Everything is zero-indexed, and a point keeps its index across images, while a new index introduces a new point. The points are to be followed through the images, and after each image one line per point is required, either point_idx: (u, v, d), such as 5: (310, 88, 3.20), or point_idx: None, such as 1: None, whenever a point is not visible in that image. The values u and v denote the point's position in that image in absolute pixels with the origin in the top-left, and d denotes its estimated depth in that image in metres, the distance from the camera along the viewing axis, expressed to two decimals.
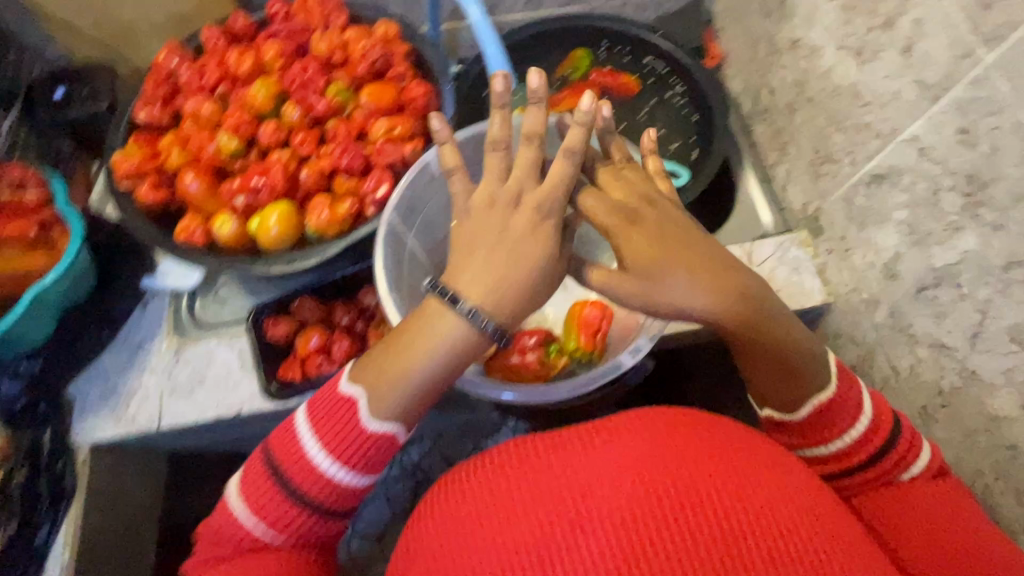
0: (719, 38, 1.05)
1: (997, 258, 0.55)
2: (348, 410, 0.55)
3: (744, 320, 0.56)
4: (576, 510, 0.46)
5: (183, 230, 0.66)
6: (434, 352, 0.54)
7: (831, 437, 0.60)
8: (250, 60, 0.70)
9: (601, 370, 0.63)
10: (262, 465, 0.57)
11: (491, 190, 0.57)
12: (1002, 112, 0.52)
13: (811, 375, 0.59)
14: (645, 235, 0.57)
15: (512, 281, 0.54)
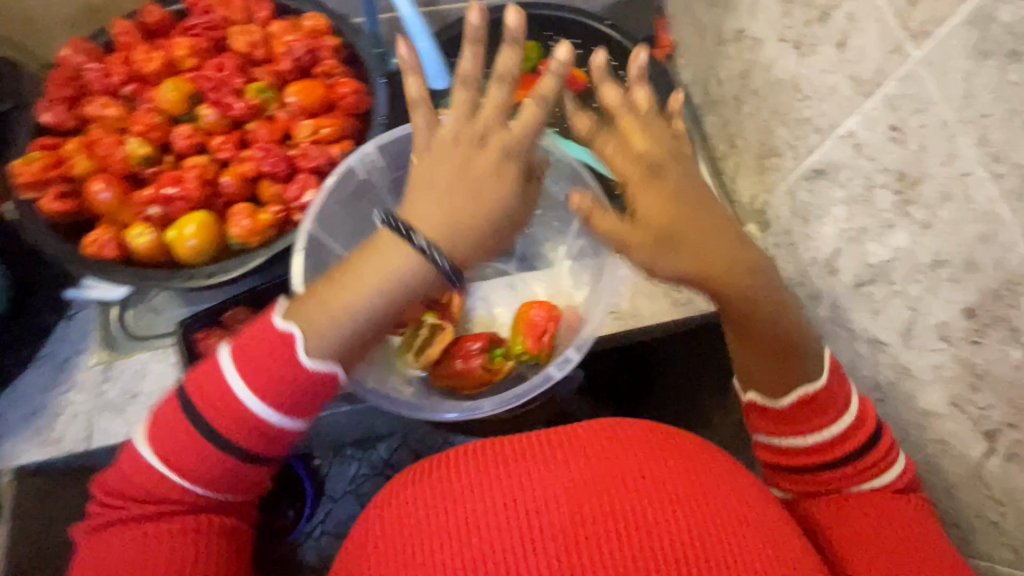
0: (670, 27, 1.02)
1: (925, 256, 0.55)
2: (282, 347, 0.52)
3: (743, 293, 0.56)
4: (513, 525, 0.46)
5: (91, 242, 0.61)
6: (383, 288, 0.51)
7: (808, 425, 0.59)
8: (159, 57, 0.65)
9: (532, 381, 0.61)
10: (176, 414, 0.54)
11: (455, 129, 0.54)
12: (928, 110, 0.52)
13: (801, 365, 0.59)
14: (662, 193, 0.54)
15: (471, 220, 0.52)
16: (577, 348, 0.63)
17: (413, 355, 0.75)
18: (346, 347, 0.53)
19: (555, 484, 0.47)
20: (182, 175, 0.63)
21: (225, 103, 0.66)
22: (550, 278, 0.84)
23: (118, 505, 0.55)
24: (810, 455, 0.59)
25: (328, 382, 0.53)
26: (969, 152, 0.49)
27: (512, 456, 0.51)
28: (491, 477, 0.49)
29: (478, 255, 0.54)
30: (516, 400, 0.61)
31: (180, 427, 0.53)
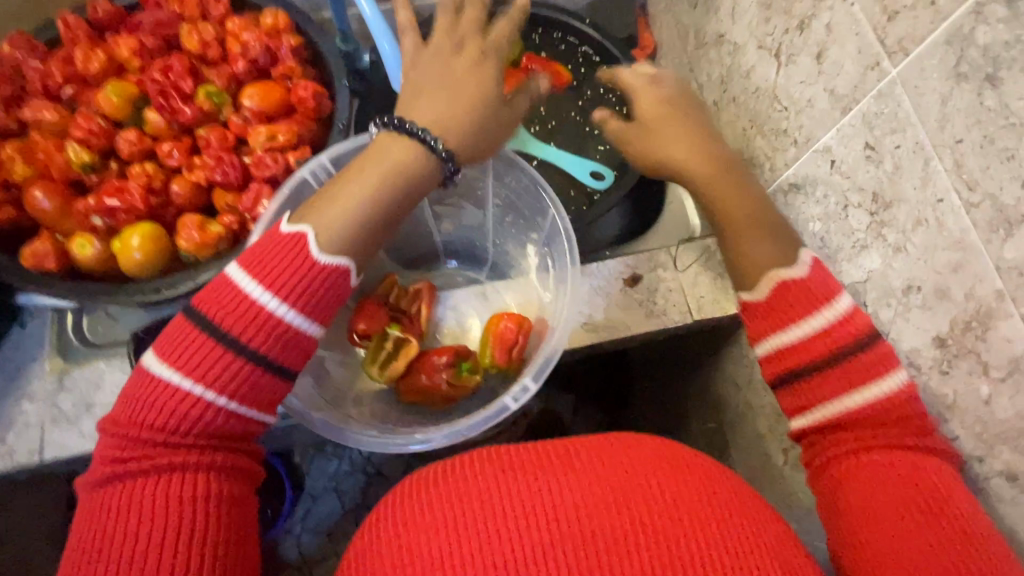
0: (652, 26, 0.99)
1: (897, 281, 0.53)
2: (294, 247, 0.50)
3: (716, 168, 0.61)
4: (493, 545, 0.42)
5: (30, 254, 0.58)
6: (388, 175, 0.52)
7: (795, 324, 0.54)
8: (101, 57, 0.61)
9: (486, 412, 0.59)
10: (183, 341, 0.48)
11: (436, 41, 0.56)
12: (904, 131, 0.50)
13: (775, 246, 0.58)
14: (657, 96, 0.64)
15: (460, 110, 0.54)
16: (534, 377, 0.61)
17: (377, 369, 0.72)
18: (356, 239, 0.52)
19: (536, 496, 0.44)
20: (126, 185, 0.60)
21: (172, 107, 0.62)
22: (522, 288, 0.79)
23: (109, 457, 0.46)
24: (805, 362, 0.53)
25: (338, 279, 0.51)
26: (943, 177, 0.47)
27: (482, 468, 0.47)
28: (461, 491, 0.45)
29: (473, 147, 0.55)
30: (469, 432, 0.59)
31: (179, 357, 0.47)
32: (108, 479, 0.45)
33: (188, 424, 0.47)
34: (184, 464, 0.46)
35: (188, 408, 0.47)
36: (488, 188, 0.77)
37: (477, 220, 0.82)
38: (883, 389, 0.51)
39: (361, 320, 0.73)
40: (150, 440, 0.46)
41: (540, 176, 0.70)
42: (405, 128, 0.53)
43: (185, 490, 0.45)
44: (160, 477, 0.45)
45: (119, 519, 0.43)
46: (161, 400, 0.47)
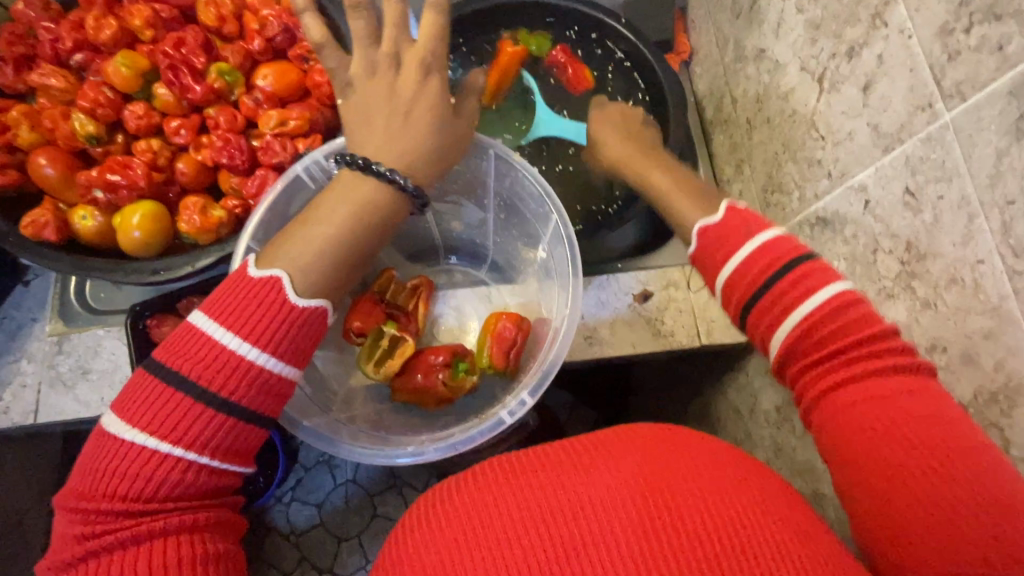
0: (690, 30, 0.95)
1: (922, 338, 0.50)
2: (269, 292, 0.45)
3: (643, 159, 0.71)
4: (514, 552, 0.41)
5: (29, 223, 0.56)
6: (362, 218, 0.50)
7: (737, 250, 0.53)
8: (113, 25, 0.59)
9: (479, 427, 0.57)
10: (149, 385, 0.43)
11: (367, 58, 0.53)
12: (950, 182, 0.46)
13: (699, 201, 0.62)
14: (606, 121, 0.76)
15: (413, 138, 0.52)
16: (531, 391, 0.58)
17: (372, 367, 0.71)
18: (332, 276, 0.49)
19: (518, 495, 0.43)
20: (129, 162, 0.58)
21: (180, 85, 0.59)
22: (522, 289, 0.79)
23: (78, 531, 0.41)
24: (747, 293, 0.52)
25: (317, 319, 0.48)
26: (987, 239, 0.44)
27: (492, 475, 0.46)
28: (471, 500, 0.44)
29: (434, 173, 0.54)
30: (466, 446, 0.57)
31: (143, 408, 0.42)
32: (75, 559, 0.40)
33: (159, 482, 0.41)
34: (157, 529, 0.41)
35: (156, 462, 0.41)
36: (490, 186, 0.73)
37: (478, 219, 0.78)
38: (810, 306, 0.49)
39: (356, 318, 0.71)
40: (120, 504, 0.41)
41: (547, 184, 0.64)
42: (373, 170, 0.51)
43: (163, 559, 0.40)
44: (136, 549, 0.40)
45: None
46: (127, 459, 0.41)
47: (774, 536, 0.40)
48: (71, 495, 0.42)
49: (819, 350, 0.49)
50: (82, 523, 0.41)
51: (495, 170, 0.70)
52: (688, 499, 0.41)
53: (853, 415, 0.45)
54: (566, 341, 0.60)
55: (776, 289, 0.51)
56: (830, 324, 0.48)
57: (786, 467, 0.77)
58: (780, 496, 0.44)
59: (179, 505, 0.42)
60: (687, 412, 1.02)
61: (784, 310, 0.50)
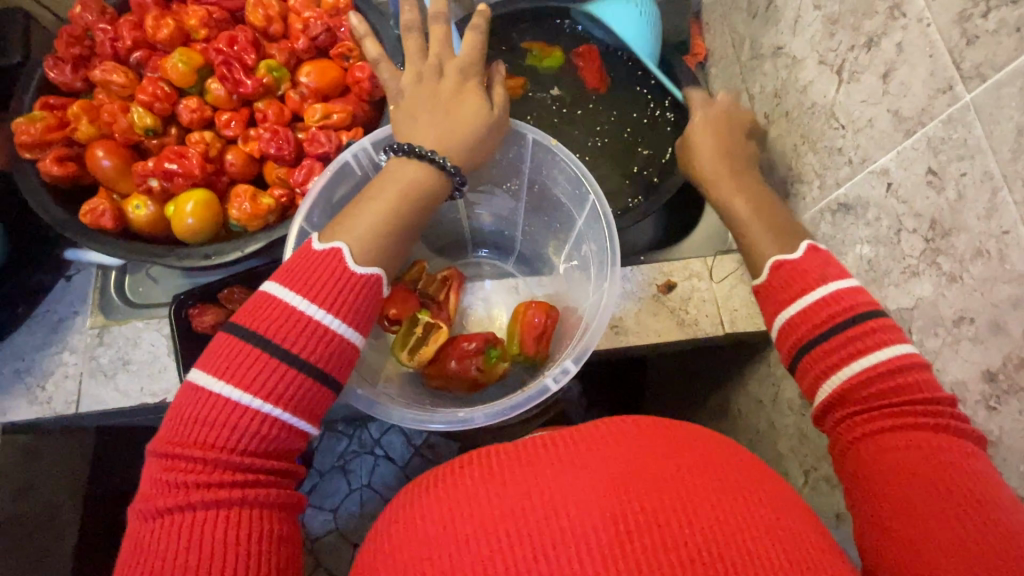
0: (705, 32, 0.99)
1: (949, 311, 0.53)
2: (333, 262, 0.50)
3: (730, 179, 0.69)
4: (494, 547, 0.41)
5: (88, 211, 0.59)
6: (411, 202, 0.55)
7: (805, 292, 0.56)
8: (171, 25, 0.63)
9: (527, 393, 0.58)
10: (230, 347, 0.47)
11: (415, 70, 0.59)
12: (972, 159, 0.49)
13: (779, 237, 0.63)
14: (704, 127, 0.74)
15: (455, 130, 0.56)
16: (576, 359, 0.60)
17: (407, 354, 0.72)
18: (383, 251, 0.53)
19: (497, 496, 0.44)
20: (184, 153, 0.62)
21: (234, 79, 0.63)
22: (550, 280, 0.81)
23: (165, 477, 0.44)
24: (811, 332, 0.55)
25: (373, 287, 0.52)
26: (1011, 210, 0.46)
27: (489, 467, 0.47)
28: (463, 495, 0.45)
29: (473, 157, 0.59)
30: (513, 411, 0.58)
31: (232, 369, 0.46)
32: (164, 509, 0.43)
33: (247, 442, 0.45)
34: (235, 498, 0.43)
35: (243, 422, 0.45)
36: (525, 174, 0.75)
37: (508, 209, 0.80)
38: (884, 356, 0.51)
39: (392, 305, 0.72)
40: (208, 463, 0.44)
41: (582, 164, 0.67)
42: (415, 152, 0.55)
43: (240, 527, 0.43)
44: (216, 511, 0.43)
45: (173, 560, 0.41)
46: (216, 417, 0.45)
47: (748, 535, 0.40)
48: (163, 444, 0.45)
49: (876, 399, 0.51)
50: (170, 476, 0.44)
51: (531, 157, 0.72)
52: (672, 504, 0.41)
53: (886, 456, 0.48)
54: (609, 310, 0.61)
55: (846, 333, 0.53)
56: (882, 381, 0.51)
57: (810, 453, 0.78)
58: (777, 500, 0.43)
59: (252, 461, 0.45)
60: (704, 408, 1.03)
61: (845, 355, 0.53)
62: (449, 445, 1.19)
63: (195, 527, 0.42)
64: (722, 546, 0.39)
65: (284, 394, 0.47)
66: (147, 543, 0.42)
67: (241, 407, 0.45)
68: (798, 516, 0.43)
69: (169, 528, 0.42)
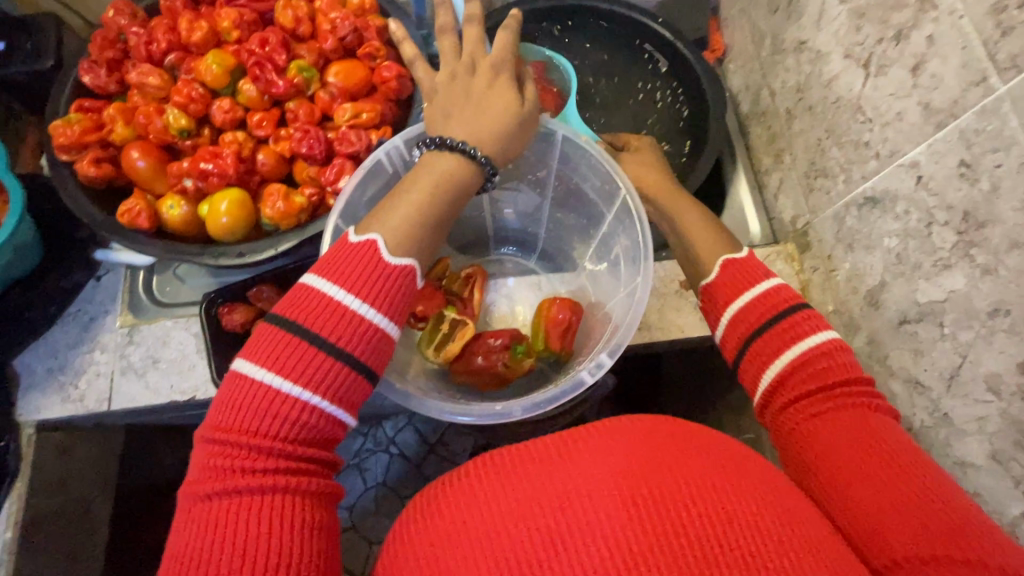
0: (723, 28, 0.99)
1: (983, 304, 0.52)
2: (366, 253, 0.51)
3: (668, 192, 0.74)
4: (512, 545, 0.41)
5: (125, 212, 0.60)
6: (439, 193, 0.55)
7: (755, 283, 0.59)
8: (204, 28, 0.64)
9: (562, 386, 0.59)
10: (271, 337, 0.48)
11: (449, 68, 0.60)
12: (1008, 150, 0.49)
13: (720, 239, 0.66)
14: (636, 154, 0.80)
15: (488, 123, 0.57)
16: (609, 353, 0.60)
17: (433, 350, 0.73)
18: (416, 244, 0.54)
19: (506, 495, 0.44)
20: (218, 152, 0.63)
21: (266, 80, 0.64)
22: (573, 277, 0.82)
23: (211, 464, 0.45)
24: (761, 318, 0.57)
25: (408, 278, 0.53)
26: None
27: (482, 469, 0.47)
28: (458, 503, 0.45)
29: (506, 151, 0.59)
30: (546, 404, 0.59)
31: (275, 358, 0.47)
32: (211, 494, 0.44)
33: (289, 430, 0.46)
34: (278, 486, 0.44)
35: (283, 409, 0.46)
36: (552, 170, 0.75)
37: (533, 205, 0.81)
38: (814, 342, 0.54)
39: (420, 302, 0.73)
40: (252, 449, 0.45)
41: (611, 159, 0.67)
42: (447, 144, 0.56)
43: (280, 515, 0.44)
44: (261, 498, 0.44)
45: (221, 545, 0.42)
46: (260, 405, 0.46)
47: (771, 535, 0.40)
48: (209, 429, 0.47)
49: (821, 378, 0.52)
50: (217, 460, 0.45)
51: (559, 152, 0.73)
52: (680, 498, 0.41)
53: (844, 437, 0.48)
54: (642, 302, 0.62)
55: (791, 317, 0.56)
56: (824, 359, 0.53)
57: None
58: (798, 503, 0.44)
59: (293, 449, 0.46)
60: (722, 405, 1.03)
61: (789, 340, 0.55)
62: (464, 443, 1.20)
63: (241, 512, 0.43)
64: (741, 544, 0.39)
65: (322, 385, 0.47)
66: (195, 526, 0.43)
67: (283, 395, 0.46)
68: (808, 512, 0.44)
69: (217, 512, 0.43)
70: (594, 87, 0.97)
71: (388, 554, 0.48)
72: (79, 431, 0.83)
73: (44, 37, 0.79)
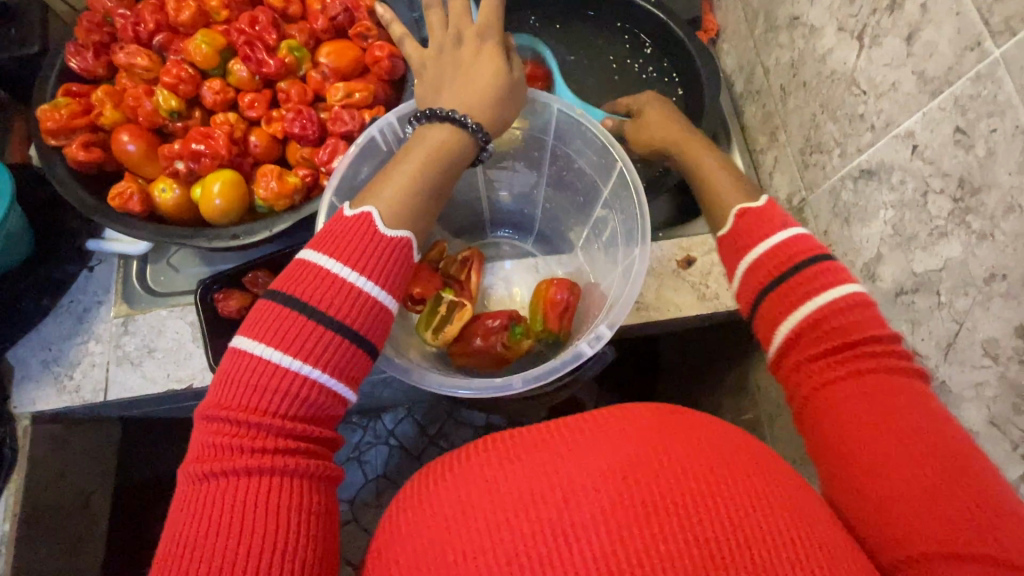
0: (716, 8, 0.98)
1: (980, 270, 0.53)
2: (362, 226, 0.51)
3: (684, 145, 0.75)
4: (517, 524, 0.41)
5: (117, 195, 0.59)
6: (436, 163, 0.55)
7: (771, 234, 0.58)
8: (192, 8, 0.64)
9: (562, 358, 0.59)
10: (271, 314, 0.48)
11: (437, 43, 0.60)
12: (1003, 114, 0.49)
13: (737, 190, 0.66)
14: (647, 115, 0.80)
15: (477, 93, 0.57)
16: (609, 325, 0.60)
17: (431, 334, 0.73)
18: (412, 215, 0.54)
19: (511, 479, 0.44)
20: (210, 134, 0.62)
21: (257, 60, 0.63)
22: (570, 258, 0.82)
23: (211, 442, 0.45)
24: (783, 267, 0.56)
25: (404, 251, 0.53)
26: None
27: (489, 455, 0.47)
28: (463, 484, 0.45)
29: (498, 121, 0.59)
30: (546, 376, 0.59)
31: (273, 334, 0.47)
32: (210, 472, 0.44)
33: (290, 407, 0.46)
34: (276, 463, 0.44)
35: (283, 385, 0.46)
36: (547, 147, 0.75)
37: (528, 185, 0.81)
38: (836, 295, 0.53)
39: (417, 284, 0.72)
40: (251, 426, 0.45)
41: (608, 132, 0.67)
42: (439, 116, 0.56)
43: (281, 492, 0.44)
44: (260, 476, 0.43)
45: (221, 520, 0.42)
46: (258, 381, 0.46)
47: (767, 516, 0.40)
48: (210, 408, 0.46)
49: (838, 337, 0.51)
50: (217, 439, 0.45)
51: (555, 128, 0.72)
52: (682, 487, 0.41)
53: (860, 409, 0.47)
54: (641, 274, 0.62)
55: (803, 275, 0.54)
56: (843, 319, 0.52)
57: None
58: (789, 481, 0.44)
59: (293, 427, 0.46)
60: (721, 388, 1.03)
61: (803, 296, 0.54)
62: (463, 434, 1.20)
63: (241, 489, 0.43)
64: (740, 522, 0.39)
65: (321, 359, 0.47)
66: (195, 504, 0.43)
67: (283, 370, 0.46)
68: (804, 494, 0.44)
69: (216, 489, 0.43)
70: (587, 68, 0.97)
71: (385, 534, 0.48)
72: (74, 424, 0.83)
73: (29, 24, 0.78)
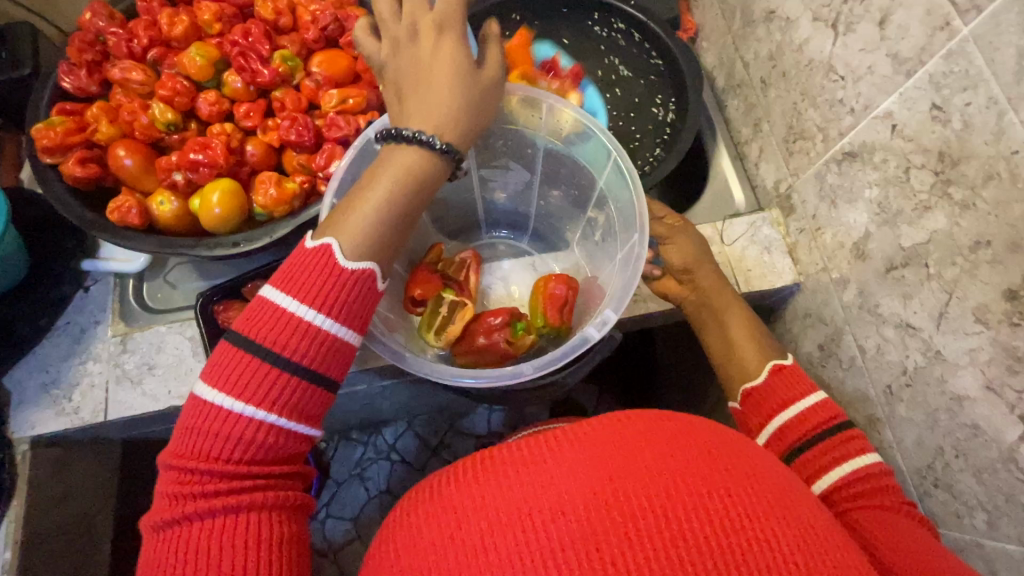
0: (694, 8, 1.01)
1: (965, 238, 0.55)
2: (322, 258, 0.50)
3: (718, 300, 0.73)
4: (510, 540, 0.40)
5: (115, 208, 0.60)
6: (403, 191, 0.53)
7: (802, 398, 0.64)
8: (185, 22, 0.65)
9: (571, 343, 0.60)
10: (223, 368, 0.48)
11: (393, 40, 0.54)
12: (976, 87, 0.51)
13: (766, 345, 0.70)
14: (683, 249, 0.76)
15: (439, 106, 0.53)
16: (614, 309, 0.62)
17: (434, 335, 0.73)
18: (382, 241, 0.52)
19: (501, 495, 0.42)
20: (207, 144, 0.63)
21: (251, 70, 0.65)
22: (565, 255, 0.84)
23: (178, 488, 0.46)
24: (799, 440, 0.62)
25: (366, 282, 0.52)
26: (1018, 129, 0.48)
27: (485, 470, 0.45)
28: (459, 501, 0.44)
29: (469, 133, 0.55)
30: (558, 360, 0.59)
31: (229, 382, 0.48)
32: (175, 518, 0.46)
33: (248, 452, 0.47)
34: (243, 504, 0.46)
35: (240, 430, 0.47)
36: (540, 143, 0.76)
37: (524, 182, 0.82)
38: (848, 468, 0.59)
39: (417, 286, 0.73)
40: (213, 474, 0.47)
41: (601, 125, 0.68)
42: (404, 136, 0.53)
43: (247, 531, 0.46)
44: (226, 520, 0.45)
45: (189, 563, 0.44)
46: (226, 431, 0.47)
47: (759, 525, 0.39)
48: (170, 456, 0.48)
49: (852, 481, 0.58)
50: (178, 487, 0.46)
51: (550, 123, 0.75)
52: (671, 502, 0.40)
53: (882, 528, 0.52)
54: (643, 256, 0.63)
55: (815, 447, 0.61)
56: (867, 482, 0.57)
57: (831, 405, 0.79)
58: (784, 484, 0.43)
59: (257, 471, 0.48)
60: None
61: (823, 467, 0.59)
62: (466, 443, 1.19)
63: (206, 534, 0.45)
64: (733, 535, 0.38)
65: (279, 401, 0.48)
66: (162, 552, 0.45)
67: (237, 416, 0.47)
68: (802, 499, 0.43)
69: (183, 533, 0.45)
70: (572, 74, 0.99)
71: (380, 542, 0.48)
72: (75, 446, 0.81)
73: (21, 48, 0.79)
